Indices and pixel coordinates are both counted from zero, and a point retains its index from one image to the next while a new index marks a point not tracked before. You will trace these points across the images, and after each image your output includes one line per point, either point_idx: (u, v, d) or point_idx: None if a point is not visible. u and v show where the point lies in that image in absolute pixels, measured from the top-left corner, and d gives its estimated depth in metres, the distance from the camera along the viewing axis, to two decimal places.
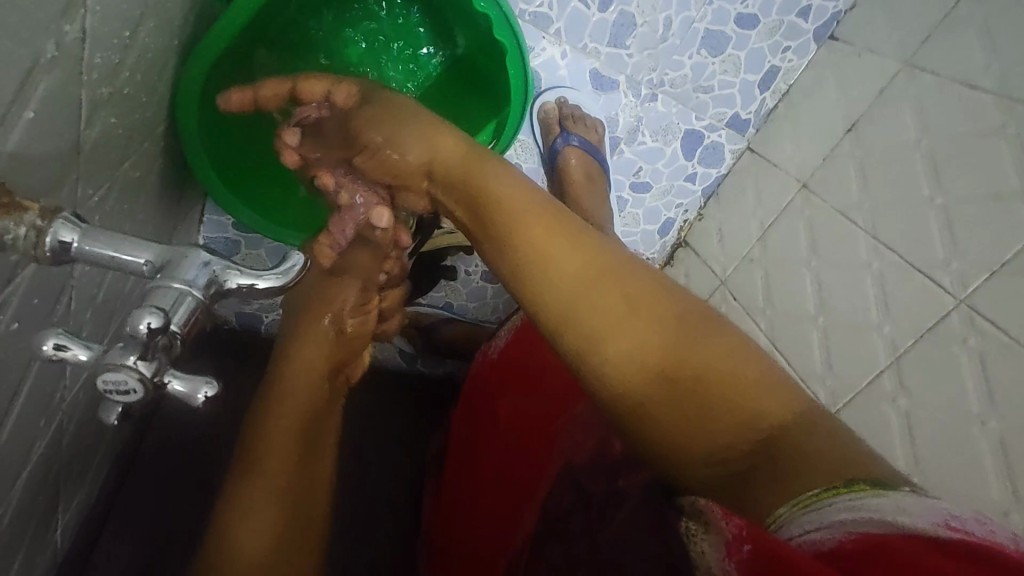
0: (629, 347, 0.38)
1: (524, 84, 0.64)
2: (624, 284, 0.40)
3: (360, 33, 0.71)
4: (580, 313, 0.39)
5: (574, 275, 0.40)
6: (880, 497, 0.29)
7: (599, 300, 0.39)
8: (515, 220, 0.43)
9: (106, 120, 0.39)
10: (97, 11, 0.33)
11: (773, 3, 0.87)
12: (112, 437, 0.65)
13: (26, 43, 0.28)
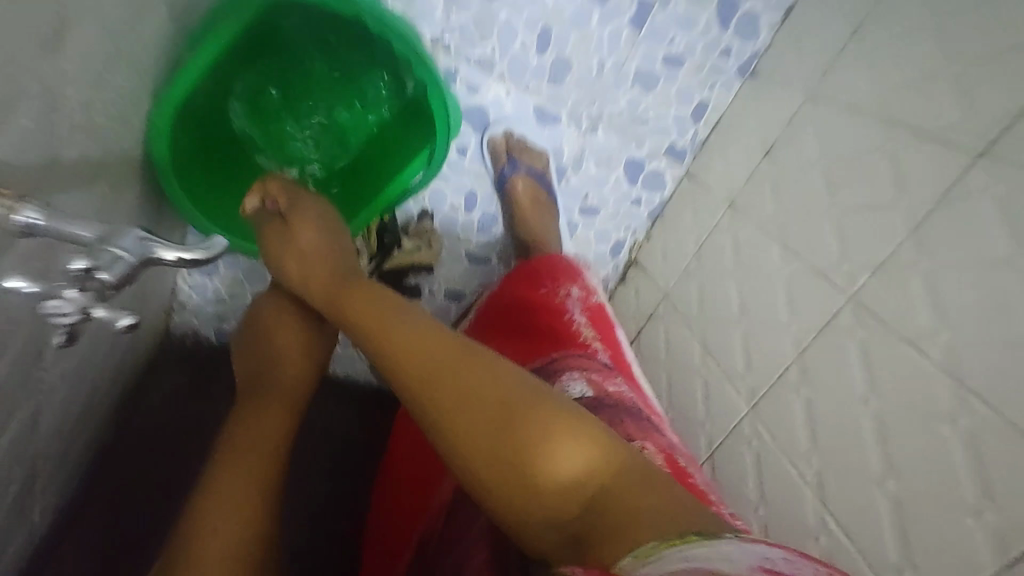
0: (484, 441, 0.45)
1: (445, 111, 0.76)
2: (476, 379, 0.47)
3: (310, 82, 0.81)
4: (447, 411, 0.46)
5: (443, 381, 0.47)
6: (703, 546, 0.38)
7: (462, 399, 0.46)
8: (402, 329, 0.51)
9: (82, 145, 0.48)
10: (71, 57, 0.43)
11: (697, 45, 0.97)
12: (86, 435, 0.72)
13: (19, 81, 0.37)
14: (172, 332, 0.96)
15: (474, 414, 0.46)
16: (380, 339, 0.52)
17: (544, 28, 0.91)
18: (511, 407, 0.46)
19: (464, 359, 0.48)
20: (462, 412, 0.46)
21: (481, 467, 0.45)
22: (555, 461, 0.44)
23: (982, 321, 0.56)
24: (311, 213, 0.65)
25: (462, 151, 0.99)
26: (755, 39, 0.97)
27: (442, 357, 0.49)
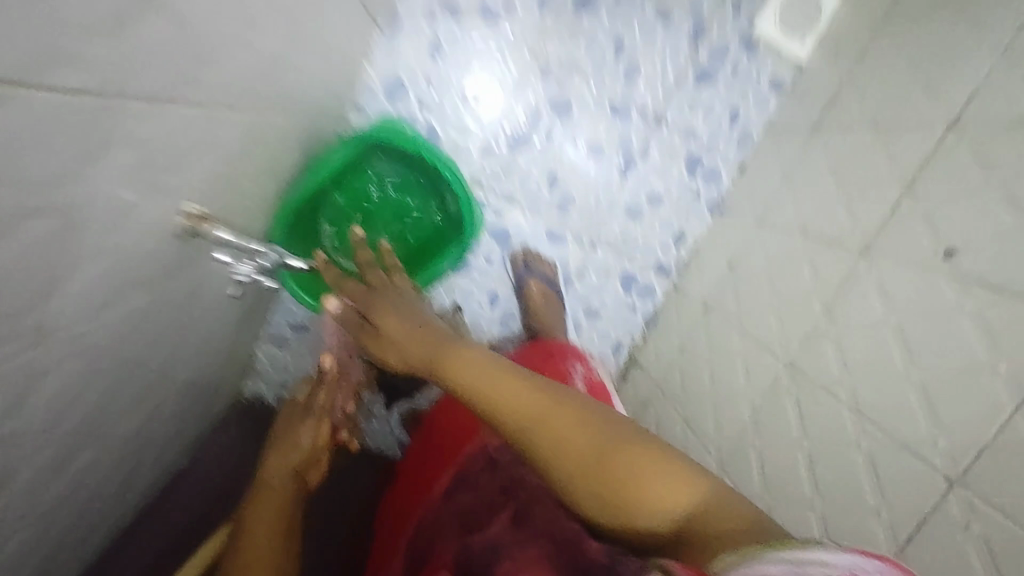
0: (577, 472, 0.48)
1: (472, 218, 1.07)
2: (562, 420, 0.50)
3: (374, 198, 1.08)
4: (541, 447, 0.49)
5: (535, 420, 0.50)
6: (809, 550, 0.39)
7: (560, 447, 0.49)
8: (487, 381, 0.53)
9: (240, 218, 0.77)
10: (250, 164, 0.73)
11: (672, 188, 1.26)
12: (169, 451, 0.92)
13: (226, 171, 0.66)
14: (244, 394, 1.16)
15: (574, 459, 0.49)
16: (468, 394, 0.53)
17: (553, 172, 1.22)
18: (607, 446, 0.49)
19: (557, 407, 0.50)
20: (553, 450, 0.49)
21: (586, 498, 0.49)
22: (648, 489, 0.48)
23: (872, 367, 0.72)
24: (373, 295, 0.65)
25: (489, 258, 1.24)
26: (717, 184, 1.27)
27: (537, 410, 0.50)
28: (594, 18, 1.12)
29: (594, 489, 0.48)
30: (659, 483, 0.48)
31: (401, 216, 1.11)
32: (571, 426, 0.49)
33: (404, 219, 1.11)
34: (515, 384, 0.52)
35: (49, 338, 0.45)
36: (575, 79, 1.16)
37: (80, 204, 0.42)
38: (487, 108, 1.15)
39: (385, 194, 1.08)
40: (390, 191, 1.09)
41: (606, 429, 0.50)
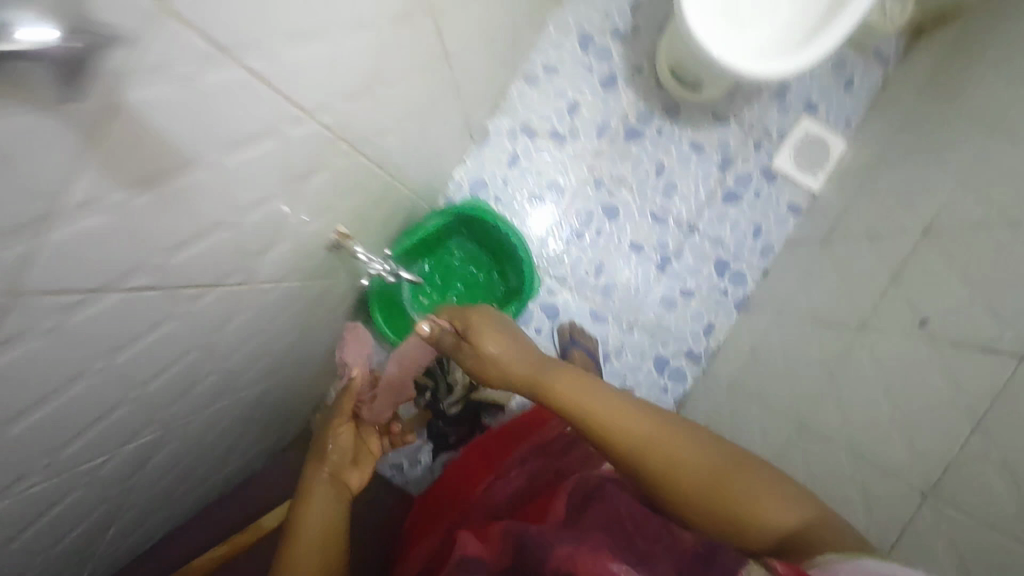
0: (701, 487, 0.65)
1: (531, 274, 1.25)
2: (684, 449, 0.67)
3: (460, 259, 1.34)
4: (670, 468, 0.66)
5: (664, 447, 0.67)
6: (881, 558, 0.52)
7: (670, 466, 0.66)
8: (621, 416, 0.69)
9: (357, 255, 1.00)
10: (375, 214, 0.98)
11: (702, 285, 1.44)
12: (251, 450, 1.07)
13: (361, 213, 0.91)
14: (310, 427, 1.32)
15: (681, 472, 0.66)
16: (603, 427, 0.69)
17: (599, 263, 1.44)
18: (722, 472, 0.65)
19: (675, 440, 0.67)
20: (676, 472, 0.66)
21: (694, 502, 0.65)
22: (739, 495, 0.64)
23: (867, 418, 0.83)
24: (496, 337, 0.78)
25: (538, 331, 1.43)
26: (743, 286, 1.45)
27: (653, 434, 0.68)
28: (639, 145, 1.43)
29: (695, 494, 0.65)
30: (749, 491, 0.64)
31: (480, 275, 1.34)
32: (690, 454, 0.67)
33: (482, 277, 1.34)
34: (643, 420, 0.69)
35: (248, 287, 0.67)
36: (623, 190, 1.44)
37: (293, 200, 0.65)
38: (549, 206, 1.43)
39: (470, 257, 1.34)
40: (474, 255, 1.34)
41: (703, 451, 0.67)
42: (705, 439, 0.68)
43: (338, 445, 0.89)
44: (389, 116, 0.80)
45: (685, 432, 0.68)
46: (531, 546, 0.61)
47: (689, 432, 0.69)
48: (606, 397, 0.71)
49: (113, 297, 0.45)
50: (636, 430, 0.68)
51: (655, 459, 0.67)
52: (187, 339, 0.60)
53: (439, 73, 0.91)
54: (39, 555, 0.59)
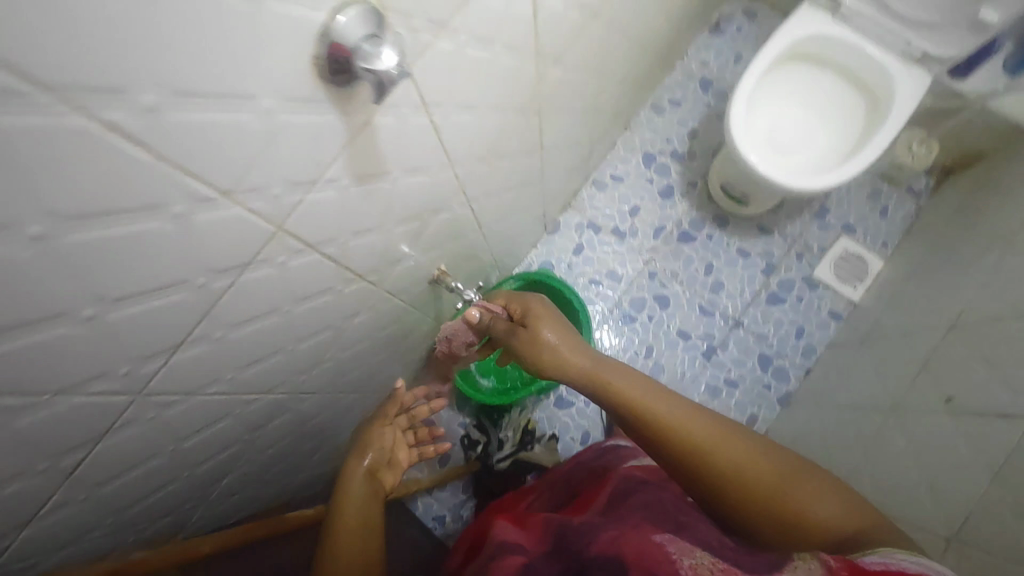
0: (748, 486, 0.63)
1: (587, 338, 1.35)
2: (734, 447, 0.65)
3: None
4: (716, 464, 0.64)
5: (712, 441, 0.65)
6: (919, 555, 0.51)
7: (725, 469, 0.64)
8: (668, 407, 0.67)
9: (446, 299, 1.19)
10: (467, 267, 1.18)
11: (746, 377, 1.54)
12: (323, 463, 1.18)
13: (459, 261, 1.11)
14: None
15: (737, 476, 0.64)
16: (654, 417, 0.66)
17: (649, 346, 1.58)
18: (771, 471, 0.64)
19: (725, 437, 0.65)
20: (725, 470, 0.64)
21: (739, 501, 0.63)
22: (794, 499, 0.62)
23: (899, 483, 0.89)
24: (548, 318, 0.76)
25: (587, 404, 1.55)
26: (786, 382, 1.53)
27: (709, 437, 0.65)
28: (691, 246, 1.63)
29: (748, 499, 0.63)
30: (807, 497, 0.63)
31: None
32: (737, 449, 0.65)
33: None
34: (693, 415, 0.67)
35: (377, 290, 0.86)
36: (675, 283, 1.61)
37: (423, 228, 0.86)
38: (606, 291, 1.61)
39: None
40: None
41: (758, 456, 0.65)
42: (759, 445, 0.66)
43: (380, 442, 1.00)
44: (494, 185, 1.03)
45: (739, 437, 0.66)
46: (575, 528, 0.60)
47: (736, 433, 0.67)
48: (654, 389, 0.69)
49: (316, 256, 0.64)
50: (691, 429, 0.65)
51: (710, 461, 0.64)
52: (333, 315, 0.78)
53: (533, 162, 1.16)
54: (186, 472, 0.72)
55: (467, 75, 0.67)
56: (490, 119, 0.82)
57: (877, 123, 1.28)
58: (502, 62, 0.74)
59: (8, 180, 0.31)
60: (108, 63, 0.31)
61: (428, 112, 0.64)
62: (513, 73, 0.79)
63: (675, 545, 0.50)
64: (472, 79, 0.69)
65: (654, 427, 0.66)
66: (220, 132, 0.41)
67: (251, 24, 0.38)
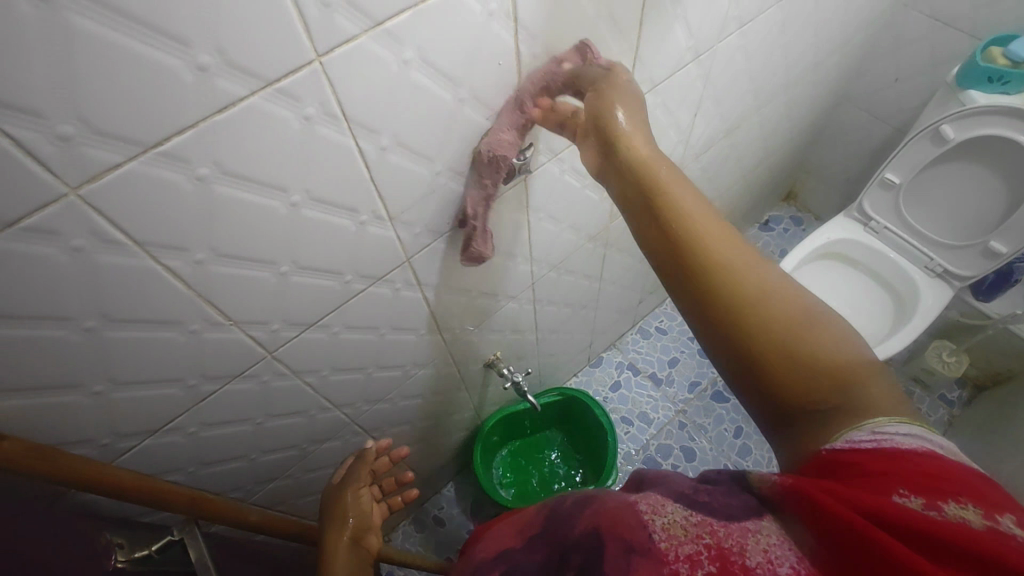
0: (765, 317, 0.50)
1: (606, 475, 1.40)
2: (761, 276, 0.52)
3: (561, 458, 1.60)
4: (738, 291, 0.51)
5: (740, 265, 0.53)
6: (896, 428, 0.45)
7: (750, 295, 0.51)
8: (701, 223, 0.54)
9: (491, 390, 1.32)
10: (517, 366, 1.33)
11: None
12: None
13: (513, 356, 1.26)
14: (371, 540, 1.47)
15: (762, 310, 0.51)
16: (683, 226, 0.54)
17: None
18: (798, 317, 0.51)
19: (753, 269, 0.53)
20: (746, 298, 0.51)
21: (748, 334, 0.51)
22: (821, 349, 0.49)
23: None
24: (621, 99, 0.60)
25: None
26: None
27: (733, 263, 0.53)
28: (724, 406, 1.71)
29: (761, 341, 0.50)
30: (826, 342, 0.50)
31: (569, 480, 1.56)
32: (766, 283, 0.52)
33: (569, 481, 1.56)
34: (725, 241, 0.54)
35: (447, 352, 1.01)
36: (703, 438, 1.67)
37: (497, 308, 1.04)
38: (636, 432, 1.69)
39: (569, 461, 1.59)
40: (572, 461, 1.59)
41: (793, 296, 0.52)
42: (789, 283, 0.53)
43: (358, 498, 0.80)
44: (559, 296, 1.22)
45: (769, 270, 0.53)
46: (559, 508, 0.60)
47: (771, 271, 0.53)
48: (698, 204, 0.55)
49: (421, 296, 0.82)
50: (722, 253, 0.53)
51: (727, 290, 0.52)
52: (413, 358, 0.93)
53: (593, 290, 1.36)
54: (254, 456, 0.81)
55: (561, 197, 0.91)
56: (569, 237, 1.04)
57: (902, 322, 1.43)
58: (587, 197, 0.98)
59: (299, 160, 0.52)
60: (374, 117, 0.54)
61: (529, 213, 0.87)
62: (594, 207, 1.03)
63: (647, 504, 0.51)
64: (563, 201, 0.93)
65: (681, 240, 0.54)
66: (408, 176, 0.63)
67: (449, 121, 0.61)
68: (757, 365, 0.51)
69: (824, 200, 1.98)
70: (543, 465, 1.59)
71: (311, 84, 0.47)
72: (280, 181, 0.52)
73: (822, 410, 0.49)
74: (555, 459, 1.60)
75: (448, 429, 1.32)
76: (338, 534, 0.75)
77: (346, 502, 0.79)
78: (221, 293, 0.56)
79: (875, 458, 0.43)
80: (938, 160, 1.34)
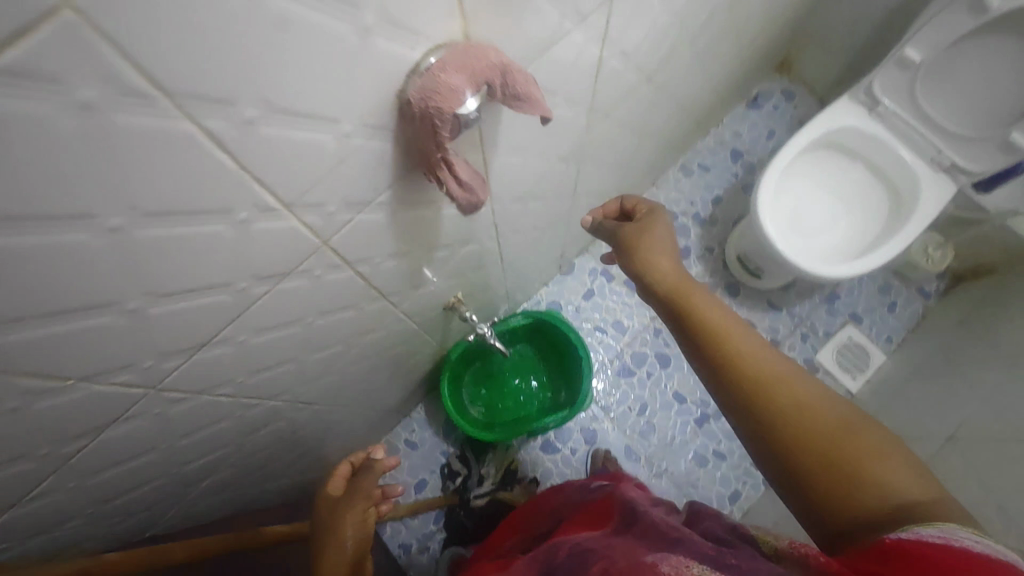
0: (805, 432, 0.53)
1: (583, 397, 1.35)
2: (797, 392, 0.55)
3: (531, 372, 1.53)
4: (777, 398, 0.55)
5: (779, 379, 0.57)
6: (951, 528, 0.41)
7: (786, 405, 0.55)
8: (737, 339, 0.60)
9: (456, 325, 1.20)
10: (481, 297, 1.20)
11: (734, 451, 1.56)
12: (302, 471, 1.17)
13: (476, 292, 1.13)
14: None
15: (800, 420, 0.54)
16: (718, 341, 0.60)
17: (644, 404, 1.59)
18: (843, 433, 0.52)
19: (791, 384, 0.56)
20: (784, 406, 0.55)
21: (792, 443, 0.53)
22: (865, 465, 0.50)
23: None
24: (659, 236, 0.69)
25: (575, 453, 1.55)
26: None
27: (766, 372, 0.57)
28: None
29: (803, 450, 0.53)
30: (872, 458, 0.51)
31: (539, 395, 1.52)
32: (798, 392, 0.55)
33: (540, 396, 1.51)
34: (765, 358, 0.58)
35: (397, 311, 0.87)
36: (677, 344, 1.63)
37: (453, 258, 0.89)
38: (610, 340, 1.64)
39: (539, 376, 1.53)
40: (543, 376, 1.53)
41: (838, 413, 0.54)
42: (833, 403, 0.55)
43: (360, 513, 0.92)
44: (526, 223, 1.06)
45: (812, 387, 0.56)
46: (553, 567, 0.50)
47: (816, 387, 0.56)
48: (735, 324, 0.61)
49: (351, 275, 0.65)
50: (759, 364, 0.57)
51: (767, 403, 0.55)
52: (359, 327, 0.79)
53: (564, 208, 1.19)
54: (176, 470, 0.69)
55: (524, 123, 0.70)
56: (537, 165, 0.85)
57: (896, 224, 1.33)
58: (558, 115, 0.77)
59: (93, 171, 0.32)
60: (251, 81, 0.35)
61: (483, 154, 0.67)
62: (567, 125, 0.82)
63: (666, 565, 0.41)
64: (528, 128, 0.73)
65: (718, 352, 0.59)
66: (298, 153, 0.43)
67: (350, 61, 0.40)
68: (803, 467, 0.53)
69: (820, 71, 1.75)
70: (512, 381, 1.52)
71: (65, 54, 0.26)
72: (72, 205, 0.32)
73: (871, 521, 0.48)
74: (525, 373, 1.53)
75: (410, 368, 1.22)
76: (338, 545, 0.88)
77: (348, 516, 0.91)
78: (36, 357, 0.39)
79: (942, 548, 0.39)
80: (971, 33, 1.13)
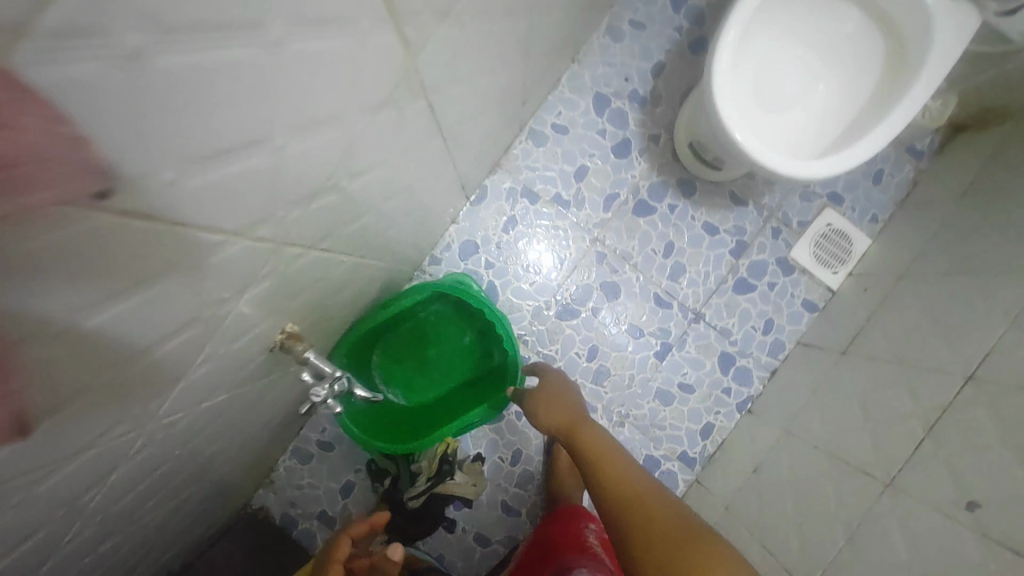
0: (654, 506, 0.78)
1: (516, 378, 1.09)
2: (651, 487, 0.81)
3: (452, 336, 1.23)
4: (651, 510, 0.78)
5: (647, 483, 0.82)
6: None
7: (648, 511, 0.78)
8: (630, 474, 0.84)
9: (317, 339, 0.87)
10: (341, 297, 0.85)
11: (703, 380, 1.34)
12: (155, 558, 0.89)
13: (323, 303, 0.78)
14: (251, 505, 1.27)
15: (654, 519, 0.76)
16: (607, 474, 0.85)
17: (593, 346, 1.33)
18: (682, 516, 0.76)
19: (645, 487, 0.82)
20: (647, 519, 0.77)
21: (650, 539, 0.74)
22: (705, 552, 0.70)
23: None
24: (550, 390, 1.04)
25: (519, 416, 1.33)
26: (748, 387, 1.35)
27: (633, 482, 0.82)
28: (649, 220, 1.34)
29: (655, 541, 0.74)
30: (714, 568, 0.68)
31: (467, 360, 1.23)
32: (650, 506, 0.78)
33: (468, 362, 1.23)
34: (636, 474, 0.84)
35: (157, 423, 0.53)
36: (626, 267, 1.33)
37: (227, 321, 0.53)
38: (544, 278, 1.32)
39: (462, 337, 1.23)
40: (466, 337, 1.23)
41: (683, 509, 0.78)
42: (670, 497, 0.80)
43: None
44: (369, 202, 0.68)
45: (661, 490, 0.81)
46: None
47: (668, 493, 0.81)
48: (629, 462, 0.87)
49: None
50: (631, 478, 0.83)
51: (633, 504, 0.79)
52: (70, 494, 0.46)
53: (435, 149, 0.81)
54: None
55: (213, 93, 0.31)
56: (324, 137, 0.46)
57: (897, 87, 1.00)
58: (312, 46, 0.37)
59: None
60: None
61: (112, 194, 0.29)
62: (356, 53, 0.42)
63: None
64: (238, 96, 0.33)
65: (617, 487, 0.82)
66: None
67: None
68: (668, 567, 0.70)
69: None
70: (430, 350, 1.23)
71: None
72: None
73: None
74: (445, 338, 1.23)
75: (273, 403, 0.92)
76: None
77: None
78: None
79: None
80: None
